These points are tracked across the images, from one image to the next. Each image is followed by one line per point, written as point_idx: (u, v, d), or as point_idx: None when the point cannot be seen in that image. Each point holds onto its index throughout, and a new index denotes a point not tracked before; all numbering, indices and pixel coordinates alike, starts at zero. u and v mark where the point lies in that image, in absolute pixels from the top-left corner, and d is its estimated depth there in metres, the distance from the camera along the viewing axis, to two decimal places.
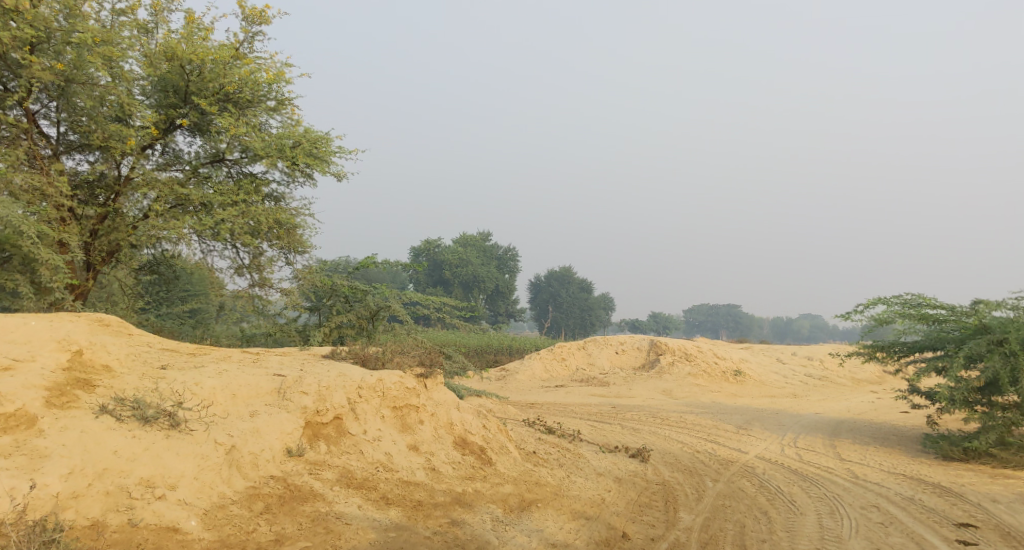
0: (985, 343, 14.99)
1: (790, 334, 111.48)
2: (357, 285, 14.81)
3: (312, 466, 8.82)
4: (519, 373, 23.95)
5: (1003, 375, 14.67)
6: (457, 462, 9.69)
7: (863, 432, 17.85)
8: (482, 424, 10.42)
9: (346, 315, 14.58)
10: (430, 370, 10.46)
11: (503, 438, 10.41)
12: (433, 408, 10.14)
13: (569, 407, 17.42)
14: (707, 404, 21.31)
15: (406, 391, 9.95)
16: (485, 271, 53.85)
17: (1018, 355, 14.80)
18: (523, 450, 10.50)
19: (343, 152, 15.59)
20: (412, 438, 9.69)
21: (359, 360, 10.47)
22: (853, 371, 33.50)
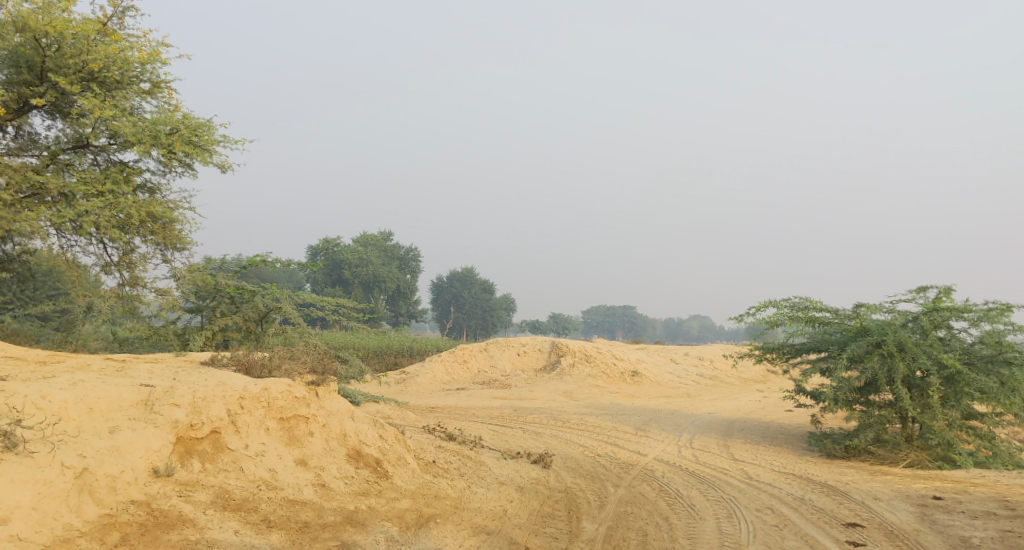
0: (864, 345, 15.47)
1: (682, 335, 114.58)
2: (243, 284, 14.18)
3: (182, 487, 8.20)
4: (419, 375, 23.47)
5: (880, 376, 15.22)
6: (350, 477, 9.18)
7: (755, 432, 18.20)
8: (379, 433, 9.93)
9: (231, 317, 13.83)
10: (320, 378, 9.90)
11: (401, 449, 9.94)
12: (325, 419, 9.58)
13: (469, 411, 17.08)
14: (607, 405, 21.35)
15: (294, 402, 9.36)
16: (385, 270, 53.02)
17: (894, 356, 15.34)
18: (422, 460, 10.08)
19: (226, 142, 14.83)
20: (300, 452, 9.13)
21: (241, 369, 9.79)
22: (742, 372, 34.51)
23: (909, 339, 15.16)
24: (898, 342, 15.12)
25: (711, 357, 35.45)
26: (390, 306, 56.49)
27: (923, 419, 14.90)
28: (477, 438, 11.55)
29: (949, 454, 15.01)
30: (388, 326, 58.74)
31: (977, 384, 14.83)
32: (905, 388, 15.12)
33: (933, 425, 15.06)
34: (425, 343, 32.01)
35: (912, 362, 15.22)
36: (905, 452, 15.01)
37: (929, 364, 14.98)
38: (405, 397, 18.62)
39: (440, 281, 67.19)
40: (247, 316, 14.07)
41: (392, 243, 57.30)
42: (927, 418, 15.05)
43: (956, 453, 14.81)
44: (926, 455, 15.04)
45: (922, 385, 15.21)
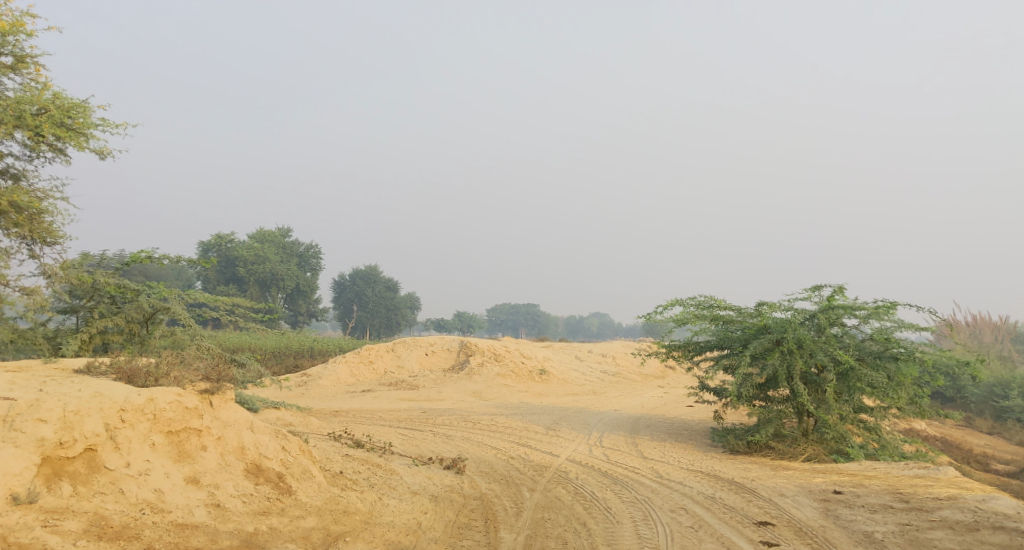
0: (765, 342, 15.35)
1: (583, 333, 116.09)
2: (124, 283, 12.94)
3: (48, 515, 7.45)
4: (322, 378, 22.57)
5: (781, 372, 15.15)
6: (248, 495, 8.51)
7: (664, 429, 18.17)
8: (281, 445, 9.22)
9: (111, 319, 12.63)
10: (214, 387, 8.98)
11: (306, 461, 9.27)
12: (221, 430, 8.82)
13: (375, 414, 16.44)
14: (517, 405, 21.02)
15: (185, 413, 8.54)
16: (284, 268, 51.51)
17: (794, 353, 15.26)
18: (328, 471, 9.46)
19: (100, 125, 13.72)
20: (191, 469, 8.39)
21: (123, 378, 8.93)
22: (644, 368, 34.92)
23: (808, 336, 15.12)
24: (797, 339, 15.06)
25: (615, 354, 35.68)
26: (290, 305, 54.81)
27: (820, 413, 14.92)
28: (388, 444, 11.05)
29: (842, 448, 15.10)
30: (288, 325, 57.00)
31: (868, 379, 14.96)
32: (803, 384, 15.10)
33: (828, 420, 15.13)
34: (328, 343, 31.00)
35: (810, 358, 15.21)
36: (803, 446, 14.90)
37: (825, 361, 14.99)
38: (306, 401, 17.79)
39: (343, 279, 65.71)
40: (128, 318, 12.75)
41: (292, 240, 55.63)
42: (823, 413, 15.11)
43: (849, 447, 14.89)
44: (822, 449, 15.08)
45: (818, 381, 15.22)
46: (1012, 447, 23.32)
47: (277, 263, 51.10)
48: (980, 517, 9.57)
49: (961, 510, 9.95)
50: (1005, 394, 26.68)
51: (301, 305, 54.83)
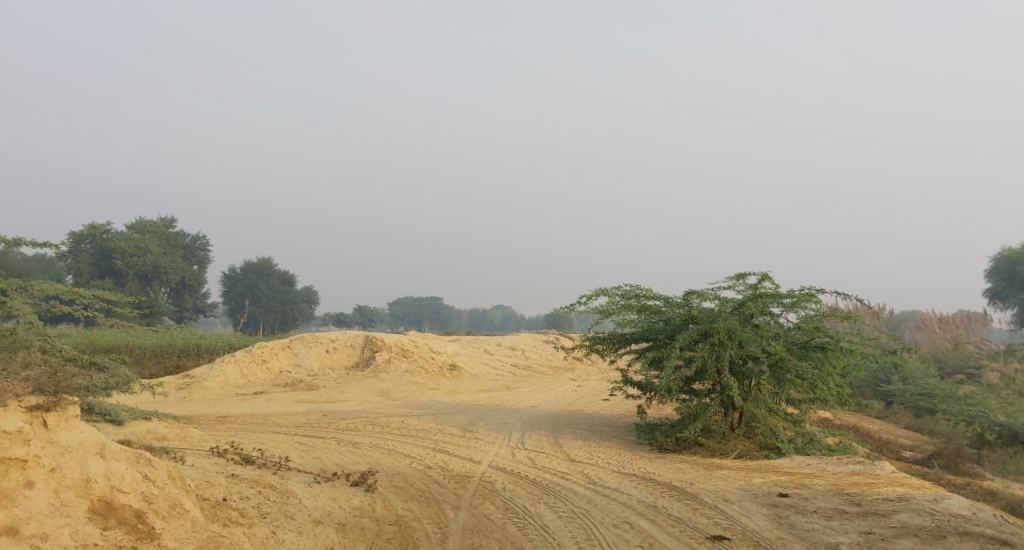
0: (692, 333, 14.12)
1: (485, 326, 115.13)
2: None
3: None
4: (207, 379, 20.55)
5: (710, 364, 13.93)
6: (91, 545, 6.85)
7: (586, 423, 17.15)
8: (143, 473, 7.53)
9: None
10: (49, 403, 7.36)
11: (177, 491, 7.63)
12: (56, 460, 7.16)
13: (270, 420, 14.78)
14: (427, 404, 19.61)
15: (3, 440, 6.88)
16: (168, 261, 48.33)
17: (724, 345, 14.05)
18: (207, 501, 7.86)
19: None
20: (9, 516, 6.68)
21: None
22: (551, 359, 34.11)
23: (738, 326, 13.91)
24: (727, 330, 13.83)
25: (523, 346, 34.63)
26: (175, 300, 51.55)
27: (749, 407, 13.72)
28: (285, 458, 9.51)
29: (772, 443, 13.96)
30: (174, 322, 53.68)
31: (797, 370, 13.81)
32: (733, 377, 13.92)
33: (758, 413, 13.98)
34: (217, 340, 28.74)
35: (739, 350, 14.00)
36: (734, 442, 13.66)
37: (756, 352, 13.78)
38: (190, 407, 15.92)
39: (234, 272, 62.47)
40: None
41: (176, 231, 52.32)
42: (752, 406, 13.95)
43: (780, 442, 13.74)
44: (752, 444, 13.85)
45: (747, 373, 14.00)
46: (908, 431, 23.49)
47: (159, 256, 47.95)
48: (941, 520, 8.52)
49: (919, 513, 8.80)
50: (886, 379, 27.18)
51: (186, 299, 51.80)
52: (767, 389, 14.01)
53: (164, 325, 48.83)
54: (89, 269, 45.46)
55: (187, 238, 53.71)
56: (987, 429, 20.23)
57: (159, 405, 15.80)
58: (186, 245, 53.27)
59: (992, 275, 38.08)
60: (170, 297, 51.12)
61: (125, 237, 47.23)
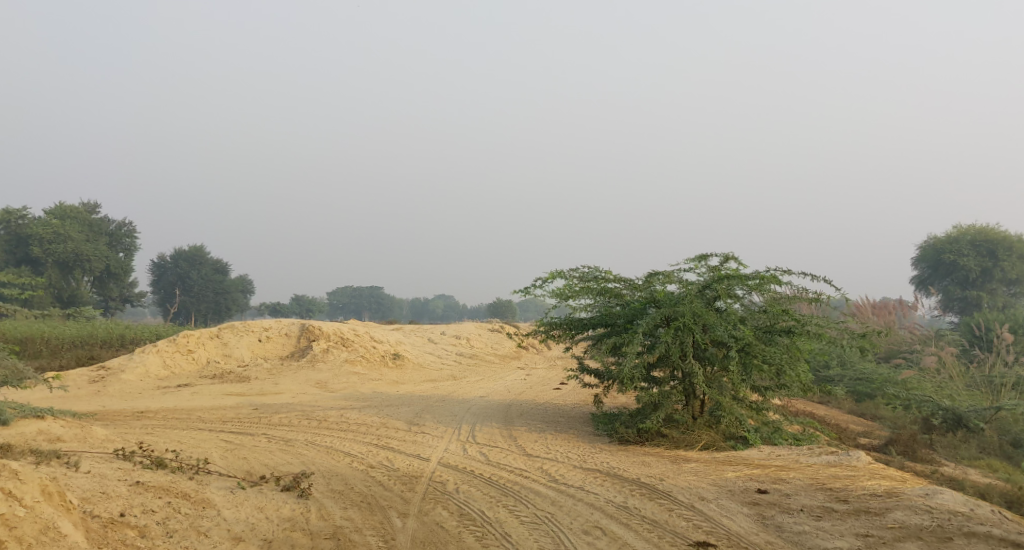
0: (654, 318, 13.13)
1: (425, 314, 113.66)
2: None
3: None
4: (125, 371, 19.00)
5: (673, 350, 12.94)
6: None
7: (539, 413, 16.16)
8: (7, 491, 6.32)
9: None
10: None
11: (54, 511, 6.45)
12: None
13: (193, 418, 13.45)
14: (368, 395, 18.43)
15: None
16: (90, 248, 45.85)
17: (688, 329, 13.11)
18: (97, 519, 6.67)
19: None
20: None
21: None
22: (495, 348, 33.13)
23: (703, 310, 12.93)
24: (691, 314, 12.84)
25: (468, 335, 33.55)
26: (100, 289, 49.14)
27: (713, 394, 12.76)
28: (205, 460, 8.26)
29: (737, 433, 13.03)
30: (100, 312, 51.22)
31: (764, 355, 12.89)
32: (697, 364, 12.96)
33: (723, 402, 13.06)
34: (142, 330, 27.01)
35: (704, 335, 13.07)
36: (698, 432, 12.70)
37: (721, 337, 12.79)
38: (104, 404, 14.51)
39: (163, 261, 59.91)
40: None
41: (99, 217, 49.75)
42: (717, 394, 13.02)
43: (746, 431, 12.80)
44: (717, 435, 12.92)
45: (712, 359, 13.06)
46: (857, 415, 23.19)
47: (81, 242, 45.53)
48: (940, 519, 7.74)
49: (914, 511, 8.01)
50: (828, 364, 26.91)
51: (112, 288, 49.40)
52: (732, 375, 13.05)
53: (88, 315, 46.50)
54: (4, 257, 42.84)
55: (112, 225, 51.16)
56: (930, 414, 19.66)
57: (68, 402, 14.34)
58: (111, 232, 50.71)
59: (919, 263, 38.27)
60: (93, 287, 48.64)
61: (44, 223, 44.65)
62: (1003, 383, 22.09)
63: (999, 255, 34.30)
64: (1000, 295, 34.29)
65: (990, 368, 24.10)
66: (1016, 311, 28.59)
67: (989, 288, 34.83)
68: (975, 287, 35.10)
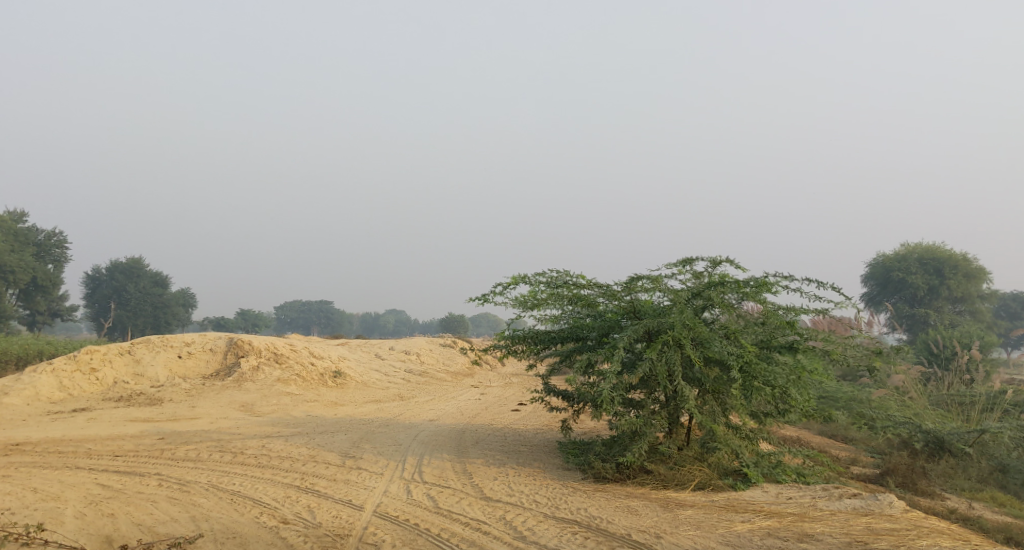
0: (635, 332, 10.53)
1: (377, 330, 110.73)
2: None
3: None
4: (9, 395, 17.70)
5: (659, 370, 10.27)
6: None
7: (499, 439, 13.97)
8: None
9: None
10: None
11: None
12: None
13: (73, 469, 11.15)
14: (299, 422, 16.26)
15: None
16: (15, 259, 42.64)
17: (678, 345, 10.46)
18: None
19: None
20: None
21: None
22: (447, 364, 30.87)
23: (694, 321, 10.35)
24: (681, 327, 10.24)
25: (418, 350, 31.25)
26: (26, 303, 45.66)
27: (705, 420, 10.07)
28: (38, 528, 7.14)
29: (735, 469, 10.25)
30: (27, 328, 47.73)
31: (767, 376, 10.27)
32: (687, 386, 10.30)
33: (720, 430, 10.24)
34: (59, 347, 24.50)
35: (696, 352, 10.43)
36: (690, 467, 9.98)
37: (715, 354, 10.17)
38: None
39: (98, 273, 56.35)
40: None
41: (27, 227, 46.28)
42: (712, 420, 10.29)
43: (746, 466, 10.08)
44: (713, 472, 10.14)
45: (706, 380, 10.42)
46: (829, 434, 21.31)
47: (5, 253, 42.37)
48: None
49: None
50: None
51: (39, 302, 45.94)
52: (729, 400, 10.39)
53: (12, 331, 43.34)
54: None
55: (40, 234, 47.72)
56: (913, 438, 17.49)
57: None
58: (39, 242, 47.26)
59: (866, 280, 36.87)
60: (18, 301, 45.24)
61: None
62: (973, 402, 19.73)
63: (946, 273, 33.25)
64: (946, 313, 33.00)
65: (950, 387, 21.97)
66: (974, 329, 27.05)
67: (936, 306, 33.62)
68: (922, 305, 33.83)
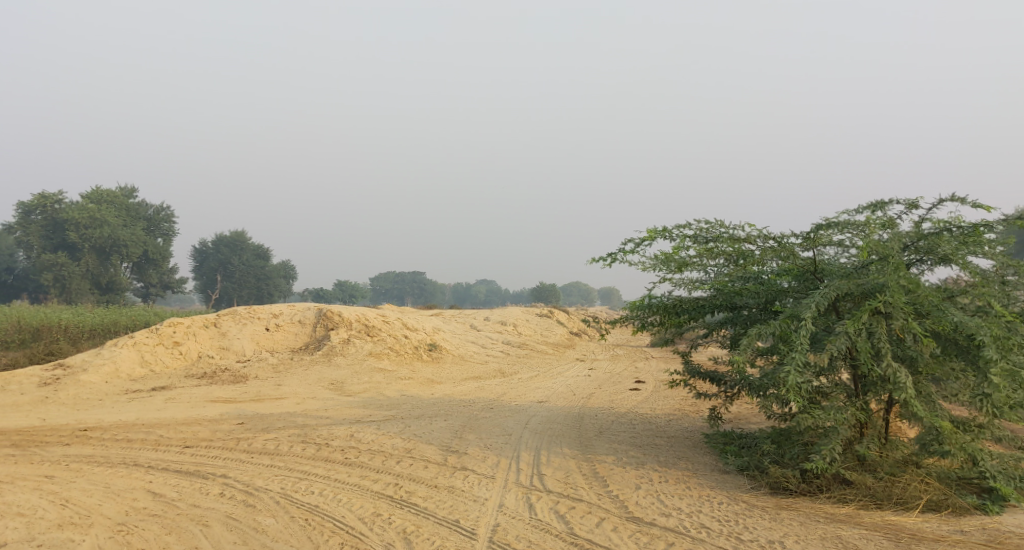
0: (828, 296, 7.85)
1: (470, 300, 109.80)
2: None
3: None
4: (89, 372, 16.38)
5: (863, 349, 7.57)
6: None
7: (626, 426, 11.62)
8: None
9: None
10: None
11: None
12: None
13: (131, 470, 9.43)
14: (393, 402, 14.33)
15: None
16: (129, 233, 42.67)
17: (889, 315, 7.70)
18: None
19: None
20: None
21: None
22: (547, 335, 28.69)
23: (915, 281, 7.57)
24: (895, 290, 7.53)
25: (515, 321, 29.17)
26: (138, 275, 45.53)
27: (932, 415, 7.34)
28: None
29: (972, 481, 7.52)
30: (140, 300, 47.84)
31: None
32: (902, 369, 7.55)
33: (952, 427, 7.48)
34: (156, 318, 23.44)
35: (914, 324, 7.66)
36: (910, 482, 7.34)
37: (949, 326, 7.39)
38: (42, 428, 12.95)
39: (203, 246, 56.49)
40: None
41: (137, 201, 46.14)
42: (939, 414, 7.54)
43: (988, 477, 7.35)
44: (940, 485, 7.43)
45: (928, 359, 7.63)
46: None
47: (117, 227, 42.24)
48: None
49: None
50: None
51: (151, 275, 45.67)
52: (962, 386, 7.61)
53: (126, 303, 43.29)
54: (40, 244, 40.62)
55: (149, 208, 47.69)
56: None
57: (23, 426, 12.98)
58: (149, 217, 47.22)
59: None
60: (130, 274, 45.28)
61: (78, 207, 41.36)
62: None
63: None
64: None
65: None
66: None
67: None
68: None
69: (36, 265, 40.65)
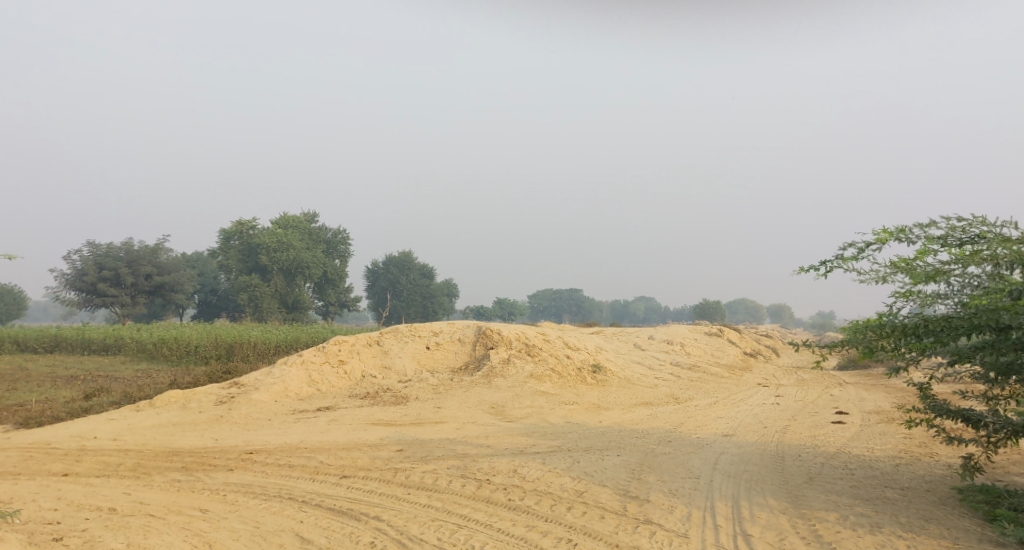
0: None
1: (629, 318, 107.36)
2: None
3: None
4: (259, 391, 15.95)
5: None
6: None
7: (841, 470, 9.60)
8: None
9: None
10: None
11: None
12: None
13: (282, 506, 8.47)
14: (559, 431, 12.89)
15: None
16: (312, 256, 43.92)
17: None
18: None
19: None
20: None
21: None
22: (720, 356, 26.44)
23: None
24: None
25: (682, 340, 27.13)
26: (319, 295, 46.86)
27: None
28: None
29: None
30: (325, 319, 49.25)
31: None
32: None
33: None
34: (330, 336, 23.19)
35: None
36: None
37: None
38: (207, 450, 12.41)
39: (375, 266, 57.79)
40: None
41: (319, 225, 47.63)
42: None
43: None
44: None
45: None
46: None
47: (302, 250, 43.55)
48: None
49: None
50: None
51: (329, 294, 46.66)
52: None
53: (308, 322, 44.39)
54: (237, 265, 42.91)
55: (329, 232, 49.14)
56: None
57: (188, 448, 12.53)
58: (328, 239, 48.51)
59: None
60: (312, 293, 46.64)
61: (269, 230, 43.12)
62: None
63: None
64: None
65: None
66: None
67: None
68: None
69: (234, 287, 42.67)
